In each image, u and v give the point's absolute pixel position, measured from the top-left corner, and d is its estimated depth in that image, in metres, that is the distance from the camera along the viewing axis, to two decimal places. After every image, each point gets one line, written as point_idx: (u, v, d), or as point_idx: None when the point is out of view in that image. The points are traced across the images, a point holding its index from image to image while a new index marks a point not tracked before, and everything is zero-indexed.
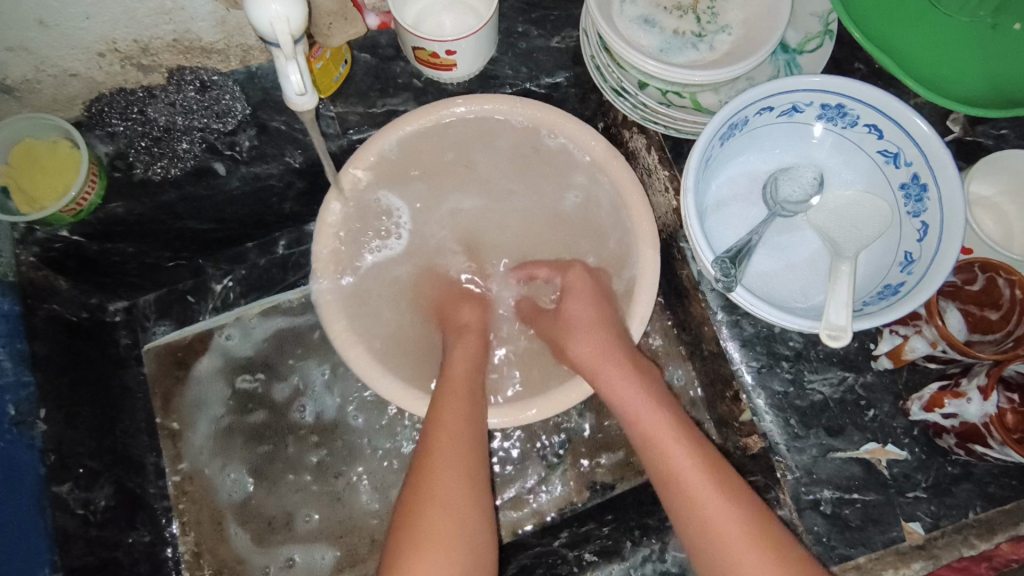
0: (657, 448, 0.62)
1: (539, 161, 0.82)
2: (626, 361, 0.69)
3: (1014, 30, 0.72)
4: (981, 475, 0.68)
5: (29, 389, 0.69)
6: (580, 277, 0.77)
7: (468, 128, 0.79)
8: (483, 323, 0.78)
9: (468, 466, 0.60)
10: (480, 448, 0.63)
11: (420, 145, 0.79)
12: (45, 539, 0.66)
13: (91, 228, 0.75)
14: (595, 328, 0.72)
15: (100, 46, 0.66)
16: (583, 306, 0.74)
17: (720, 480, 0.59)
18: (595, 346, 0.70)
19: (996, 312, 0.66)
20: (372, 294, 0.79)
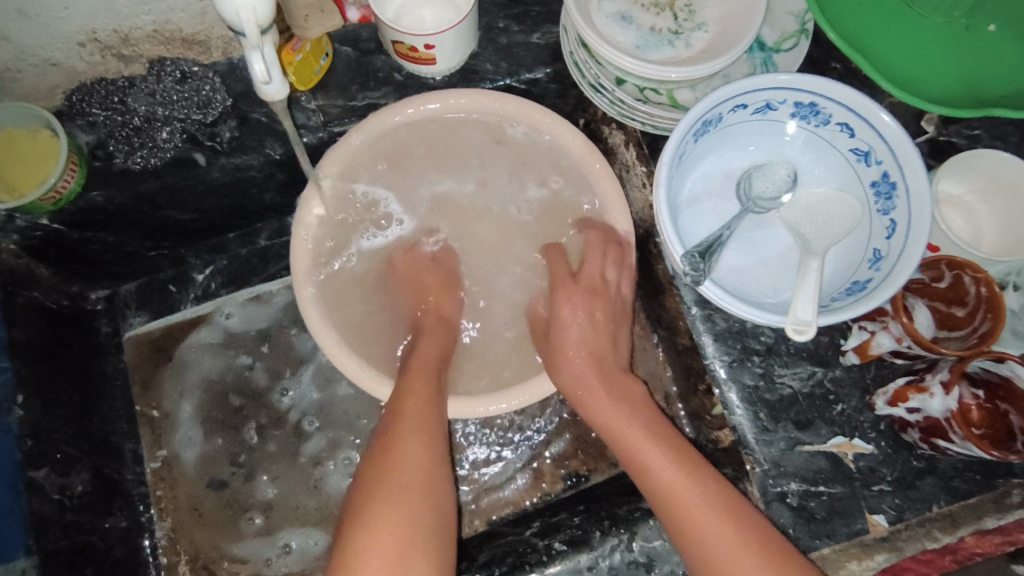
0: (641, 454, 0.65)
1: (523, 158, 0.81)
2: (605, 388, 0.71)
3: (988, 31, 0.73)
4: (945, 469, 0.69)
5: (7, 374, 0.70)
6: (568, 306, 0.75)
7: (448, 123, 0.80)
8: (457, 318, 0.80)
9: (431, 458, 0.63)
10: (441, 437, 0.66)
11: (393, 139, 0.79)
12: (21, 523, 0.67)
13: (71, 217, 0.76)
14: (580, 349, 0.74)
15: (80, 36, 0.67)
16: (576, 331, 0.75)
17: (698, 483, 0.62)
18: (577, 366, 0.73)
19: (962, 308, 0.66)
20: (352, 286, 0.80)
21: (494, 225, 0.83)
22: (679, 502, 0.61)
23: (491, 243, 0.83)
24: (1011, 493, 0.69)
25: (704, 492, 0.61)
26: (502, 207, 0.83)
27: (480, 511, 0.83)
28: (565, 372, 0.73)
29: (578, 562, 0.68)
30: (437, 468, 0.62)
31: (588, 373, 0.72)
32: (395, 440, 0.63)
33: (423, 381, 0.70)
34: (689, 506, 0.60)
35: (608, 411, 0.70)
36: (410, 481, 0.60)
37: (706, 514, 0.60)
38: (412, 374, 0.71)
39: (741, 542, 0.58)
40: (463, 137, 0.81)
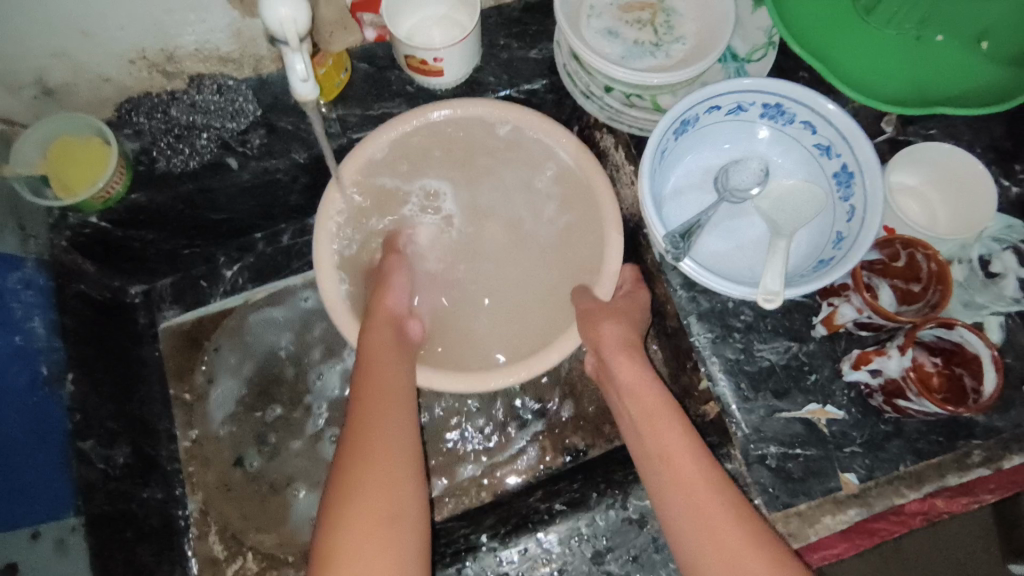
0: (670, 445, 0.67)
1: (525, 162, 0.90)
2: (639, 360, 0.77)
3: (937, 41, 0.81)
4: (910, 432, 0.76)
5: (60, 353, 0.77)
6: (619, 321, 0.78)
7: (456, 129, 0.88)
8: (399, 310, 0.82)
9: (397, 458, 0.65)
10: (410, 436, 0.69)
11: (408, 144, 0.87)
12: (71, 487, 0.73)
13: (117, 215, 0.84)
14: (625, 321, 0.79)
15: (131, 54, 0.76)
16: (624, 307, 0.81)
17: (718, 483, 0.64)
18: (624, 334, 0.78)
19: (918, 284, 0.74)
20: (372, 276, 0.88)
21: (500, 227, 0.94)
22: (683, 474, 0.65)
23: (477, 251, 0.94)
24: (972, 453, 0.76)
25: (724, 493, 0.63)
26: (492, 218, 0.94)
27: (489, 483, 0.89)
28: (609, 334, 0.77)
29: (577, 521, 0.74)
30: (402, 465, 0.65)
31: (623, 341, 0.77)
32: (366, 412, 0.68)
33: (387, 384, 0.72)
34: (691, 480, 0.65)
35: (636, 385, 0.74)
36: (385, 460, 0.64)
37: (702, 487, 0.64)
38: (368, 383, 0.72)
39: (732, 520, 0.61)
40: (467, 142, 0.90)
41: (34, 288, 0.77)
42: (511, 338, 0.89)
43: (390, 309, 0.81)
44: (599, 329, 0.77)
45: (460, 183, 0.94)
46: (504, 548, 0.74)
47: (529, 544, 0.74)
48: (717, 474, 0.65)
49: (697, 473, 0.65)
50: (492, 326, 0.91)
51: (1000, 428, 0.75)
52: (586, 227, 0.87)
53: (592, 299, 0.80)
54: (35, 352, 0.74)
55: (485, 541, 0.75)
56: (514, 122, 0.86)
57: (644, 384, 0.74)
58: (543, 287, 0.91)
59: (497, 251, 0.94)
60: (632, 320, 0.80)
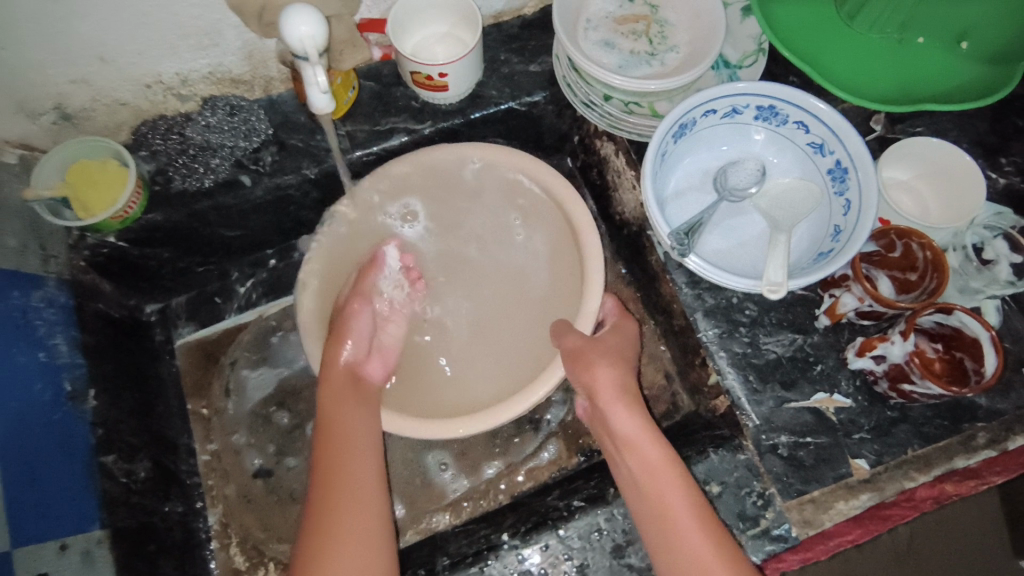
0: (660, 494, 0.67)
1: (503, 191, 0.92)
2: (637, 403, 0.74)
3: (918, 43, 0.85)
4: (917, 417, 0.78)
5: (82, 369, 0.79)
6: (605, 360, 0.76)
7: (457, 168, 0.90)
8: (358, 357, 0.83)
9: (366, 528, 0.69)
10: (375, 501, 0.72)
11: (416, 182, 0.91)
12: (96, 499, 0.73)
13: (134, 234, 0.86)
14: (616, 359, 0.77)
15: (148, 79, 0.81)
16: (613, 345, 0.79)
17: (712, 529, 0.64)
18: (616, 374, 0.76)
19: (915, 273, 0.77)
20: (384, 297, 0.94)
21: (492, 261, 0.94)
22: (677, 529, 0.65)
23: (446, 283, 0.95)
24: (977, 435, 0.78)
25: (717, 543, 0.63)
26: (465, 253, 0.95)
27: (507, 486, 0.92)
28: (602, 376, 0.75)
29: (596, 517, 0.75)
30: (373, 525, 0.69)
31: (616, 382, 0.75)
32: (336, 472, 0.72)
33: (351, 449, 0.75)
34: (686, 532, 0.64)
35: (626, 427, 0.73)
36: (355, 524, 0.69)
37: (697, 539, 0.64)
38: (329, 454, 0.74)
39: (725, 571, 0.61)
40: (463, 185, 0.92)
41: (55, 306, 0.79)
42: (493, 373, 0.88)
43: (346, 368, 0.82)
44: (591, 372, 0.75)
45: (459, 220, 0.95)
46: (525, 546, 0.74)
47: (551, 540, 0.74)
48: (711, 520, 0.65)
49: (696, 527, 0.65)
50: (468, 359, 0.91)
51: (1002, 410, 0.77)
52: (568, 258, 0.89)
53: (577, 338, 0.77)
54: (57, 368, 0.76)
55: (507, 539, 0.75)
56: (493, 159, 0.89)
57: (639, 429, 0.72)
58: (519, 316, 0.91)
59: (466, 284, 0.94)
60: (621, 355, 0.79)
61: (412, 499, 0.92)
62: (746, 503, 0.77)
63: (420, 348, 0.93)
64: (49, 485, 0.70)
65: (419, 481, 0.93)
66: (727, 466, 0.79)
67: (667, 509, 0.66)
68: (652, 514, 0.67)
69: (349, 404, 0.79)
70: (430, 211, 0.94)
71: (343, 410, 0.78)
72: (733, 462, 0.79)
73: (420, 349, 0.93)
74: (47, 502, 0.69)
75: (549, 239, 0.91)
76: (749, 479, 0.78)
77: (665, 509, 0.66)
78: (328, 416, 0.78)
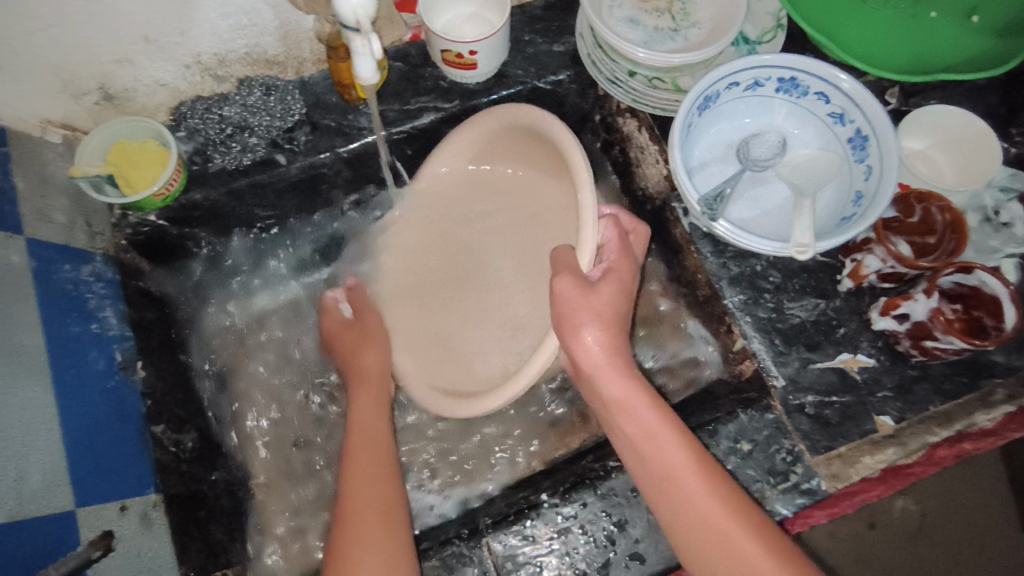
0: (660, 458, 0.64)
1: (507, 171, 0.94)
2: (627, 363, 0.70)
3: (930, 17, 0.88)
4: (937, 375, 0.81)
5: (131, 342, 0.81)
6: (588, 320, 0.69)
7: (458, 162, 0.94)
8: (387, 368, 0.87)
9: (381, 505, 0.68)
10: (391, 484, 0.71)
11: (428, 188, 0.96)
12: (149, 464, 0.76)
13: (173, 212, 0.89)
14: (606, 318, 0.70)
15: (187, 59, 0.82)
16: (607, 298, 0.71)
17: (720, 489, 0.61)
18: (606, 338, 0.69)
19: (933, 236, 0.80)
20: (417, 283, 0.98)
21: (509, 239, 0.95)
22: (685, 488, 0.62)
23: (468, 265, 0.97)
24: (994, 391, 0.80)
25: (728, 506, 0.60)
26: (488, 237, 0.97)
27: (539, 452, 0.95)
28: (588, 340, 0.69)
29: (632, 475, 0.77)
30: (393, 510, 0.68)
31: (603, 346, 0.69)
32: (354, 456, 0.73)
33: (372, 444, 0.75)
34: (697, 491, 0.61)
35: (620, 392, 0.68)
36: (370, 503, 0.68)
37: (706, 496, 0.61)
38: (355, 444, 0.75)
39: (744, 530, 0.58)
40: (471, 177, 0.96)
41: (105, 281, 0.83)
42: (521, 341, 0.91)
43: (379, 371, 0.86)
44: (579, 332, 0.69)
45: (475, 208, 0.97)
46: (565, 505, 0.76)
47: (589, 498, 0.76)
48: (719, 480, 0.62)
49: (703, 484, 0.62)
50: (493, 331, 0.93)
51: (1019, 367, 0.80)
52: (567, 214, 0.88)
53: (570, 283, 0.69)
54: (108, 340, 0.78)
55: (547, 498, 0.77)
56: (484, 137, 0.89)
57: (635, 392, 0.68)
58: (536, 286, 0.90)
59: (492, 257, 0.95)
60: (614, 307, 0.71)
61: (450, 466, 0.95)
62: (775, 459, 0.79)
63: (439, 327, 0.95)
64: (105, 448, 0.72)
65: (454, 450, 0.96)
66: (756, 425, 0.81)
67: (672, 473, 0.63)
68: (658, 481, 0.63)
69: (372, 400, 0.81)
70: (445, 205, 0.98)
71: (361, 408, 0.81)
72: (761, 421, 0.81)
73: (454, 325, 0.95)
74: (105, 467, 0.71)
75: (552, 208, 0.91)
76: (779, 437, 0.80)
77: (670, 471, 0.63)
78: (352, 412, 0.80)
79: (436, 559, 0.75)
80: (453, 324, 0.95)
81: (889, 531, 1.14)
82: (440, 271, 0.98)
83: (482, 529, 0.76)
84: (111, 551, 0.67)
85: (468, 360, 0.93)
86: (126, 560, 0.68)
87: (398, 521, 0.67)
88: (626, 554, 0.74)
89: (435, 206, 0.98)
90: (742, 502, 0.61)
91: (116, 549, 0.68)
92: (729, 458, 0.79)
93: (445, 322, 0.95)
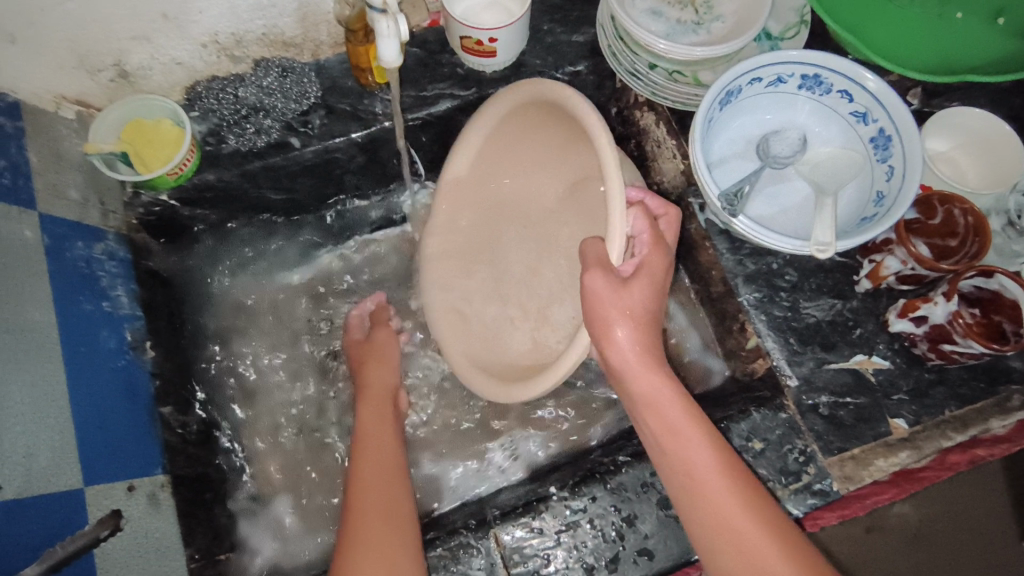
0: (687, 461, 0.63)
1: (539, 141, 0.86)
2: (660, 362, 0.68)
3: (956, 17, 0.85)
4: (953, 379, 0.80)
5: (142, 322, 0.81)
6: (618, 318, 0.66)
7: (495, 131, 0.89)
8: (392, 385, 0.88)
9: (388, 504, 0.67)
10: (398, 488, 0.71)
11: (474, 159, 0.91)
12: (158, 445, 0.76)
13: (186, 193, 0.88)
14: (640, 317, 0.67)
15: (204, 38, 0.81)
16: (641, 296, 0.67)
17: (745, 495, 0.60)
18: (639, 337, 0.67)
19: (954, 239, 0.79)
20: (456, 255, 0.96)
21: (543, 214, 0.90)
22: (706, 488, 0.61)
23: (507, 240, 0.93)
24: (1011, 397, 0.79)
25: (752, 512, 0.59)
26: (526, 211, 0.91)
27: (547, 445, 0.95)
28: (620, 338, 0.66)
29: (643, 471, 0.76)
30: (398, 513, 0.67)
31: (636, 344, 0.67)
32: (362, 466, 0.73)
33: (377, 455, 0.75)
34: (716, 493, 0.60)
35: (648, 389, 0.66)
36: (379, 500, 0.68)
37: (733, 502, 0.59)
38: (360, 456, 0.75)
39: (768, 538, 0.57)
40: (507, 146, 0.89)
41: (116, 260, 0.82)
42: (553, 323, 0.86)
43: (384, 384, 0.87)
44: (609, 331, 0.66)
45: (513, 179, 0.91)
46: (573, 499, 0.75)
47: (598, 492, 0.76)
48: (745, 485, 0.61)
49: (729, 488, 0.60)
50: (524, 311, 0.89)
51: None
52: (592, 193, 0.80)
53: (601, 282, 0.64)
54: (119, 319, 0.78)
55: (555, 492, 0.77)
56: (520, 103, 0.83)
57: (665, 389, 0.66)
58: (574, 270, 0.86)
59: (529, 237, 0.91)
60: (648, 307, 0.67)
61: (457, 456, 0.95)
62: (788, 459, 0.79)
63: (478, 303, 0.93)
64: (117, 427, 0.72)
65: (461, 440, 0.96)
66: (769, 424, 0.80)
67: (697, 476, 0.62)
68: (683, 482, 0.63)
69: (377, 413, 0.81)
70: (484, 177, 0.93)
71: (369, 421, 0.81)
72: (774, 421, 0.80)
73: (489, 303, 0.92)
74: (115, 446, 0.71)
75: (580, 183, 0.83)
76: (792, 437, 0.80)
77: (695, 474, 0.62)
78: (357, 425, 0.80)
79: (442, 549, 0.74)
80: (489, 303, 0.92)
81: (887, 537, 1.11)
82: (477, 245, 0.95)
83: (490, 520, 0.76)
84: (118, 531, 0.67)
85: (500, 341, 0.90)
86: (132, 540, 0.68)
87: (404, 522, 0.66)
88: (635, 549, 0.73)
89: (476, 177, 0.93)
90: (767, 509, 0.59)
91: (124, 528, 0.68)
92: (743, 455, 0.79)
93: (481, 299, 0.93)
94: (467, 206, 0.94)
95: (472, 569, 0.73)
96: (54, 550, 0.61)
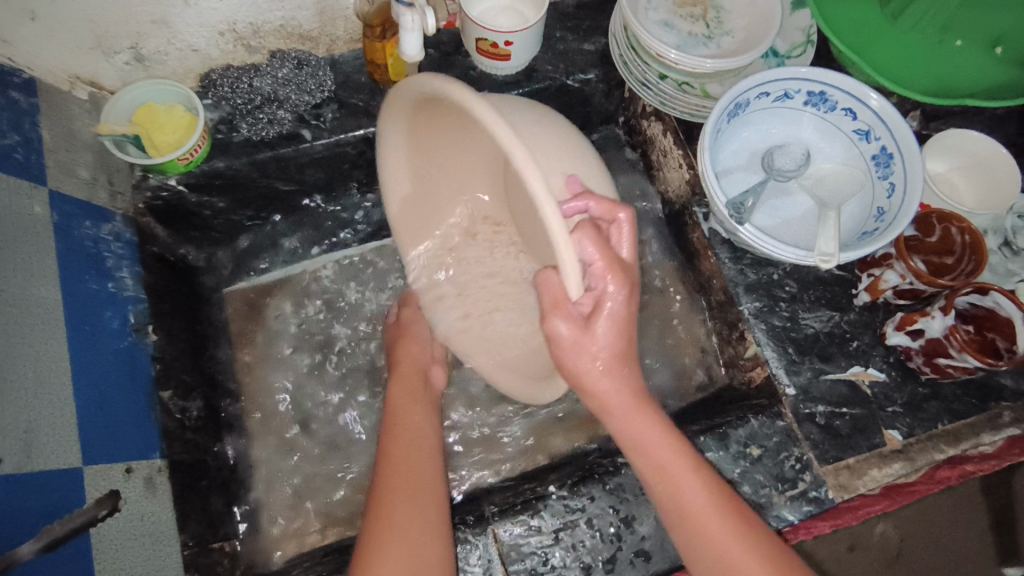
0: (677, 493, 0.64)
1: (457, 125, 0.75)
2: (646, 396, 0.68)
3: (956, 45, 0.83)
4: (946, 394, 0.82)
5: (145, 305, 0.81)
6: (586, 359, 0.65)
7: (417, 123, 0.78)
8: (424, 361, 0.88)
9: (412, 476, 0.67)
10: (427, 461, 0.70)
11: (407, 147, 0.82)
12: (156, 429, 0.75)
13: (195, 179, 0.87)
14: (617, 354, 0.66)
15: (222, 26, 0.82)
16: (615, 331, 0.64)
17: (736, 522, 0.62)
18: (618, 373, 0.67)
19: (951, 257, 0.81)
20: (425, 230, 0.93)
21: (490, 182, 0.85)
22: (699, 519, 0.62)
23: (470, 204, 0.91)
24: (1002, 413, 0.81)
25: (745, 535, 0.61)
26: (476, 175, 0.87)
27: (543, 446, 0.95)
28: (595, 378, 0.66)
29: None
30: (425, 486, 0.67)
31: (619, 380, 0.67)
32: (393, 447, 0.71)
33: (410, 427, 0.74)
34: (711, 528, 0.61)
35: (634, 427, 0.67)
36: (411, 470, 0.67)
37: (725, 529, 0.61)
38: (392, 434, 0.73)
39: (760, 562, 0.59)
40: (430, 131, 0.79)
41: (123, 241, 0.82)
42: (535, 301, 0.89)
43: (415, 362, 0.86)
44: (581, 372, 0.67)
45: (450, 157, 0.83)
46: (572, 498, 0.76)
47: (597, 491, 0.76)
48: (737, 510, 0.62)
49: (721, 515, 0.62)
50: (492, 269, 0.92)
51: None
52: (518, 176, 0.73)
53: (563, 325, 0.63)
54: (123, 300, 0.78)
55: (554, 491, 0.77)
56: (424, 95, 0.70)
57: (650, 429, 0.66)
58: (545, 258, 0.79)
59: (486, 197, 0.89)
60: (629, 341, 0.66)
61: (455, 456, 0.95)
62: (784, 466, 0.80)
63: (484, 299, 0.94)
64: (116, 408, 0.71)
65: (458, 438, 0.96)
66: (767, 432, 0.81)
67: (689, 508, 0.63)
68: (675, 515, 0.64)
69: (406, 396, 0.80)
70: (420, 160, 0.84)
71: (402, 406, 0.78)
72: (772, 428, 0.81)
73: (491, 296, 0.94)
74: (116, 426, 0.70)
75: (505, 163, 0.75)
76: (788, 444, 0.80)
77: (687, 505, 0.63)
78: (391, 409, 0.78)
79: None
80: (491, 299, 0.94)
81: (868, 556, 1.11)
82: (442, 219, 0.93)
83: (488, 517, 0.76)
84: (115, 512, 0.67)
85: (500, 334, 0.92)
86: (127, 523, 0.68)
87: (430, 497, 0.65)
88: (632, 550, 0.73)
89: (417, 163, 0.84)
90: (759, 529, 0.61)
91: (121, 509, 0.67)
92: (738, 461, 0.80)
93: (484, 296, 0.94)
94: (418, 191, 0.88)
95: (470, 565, 0.73)
96: (50, 527, 0.60)
